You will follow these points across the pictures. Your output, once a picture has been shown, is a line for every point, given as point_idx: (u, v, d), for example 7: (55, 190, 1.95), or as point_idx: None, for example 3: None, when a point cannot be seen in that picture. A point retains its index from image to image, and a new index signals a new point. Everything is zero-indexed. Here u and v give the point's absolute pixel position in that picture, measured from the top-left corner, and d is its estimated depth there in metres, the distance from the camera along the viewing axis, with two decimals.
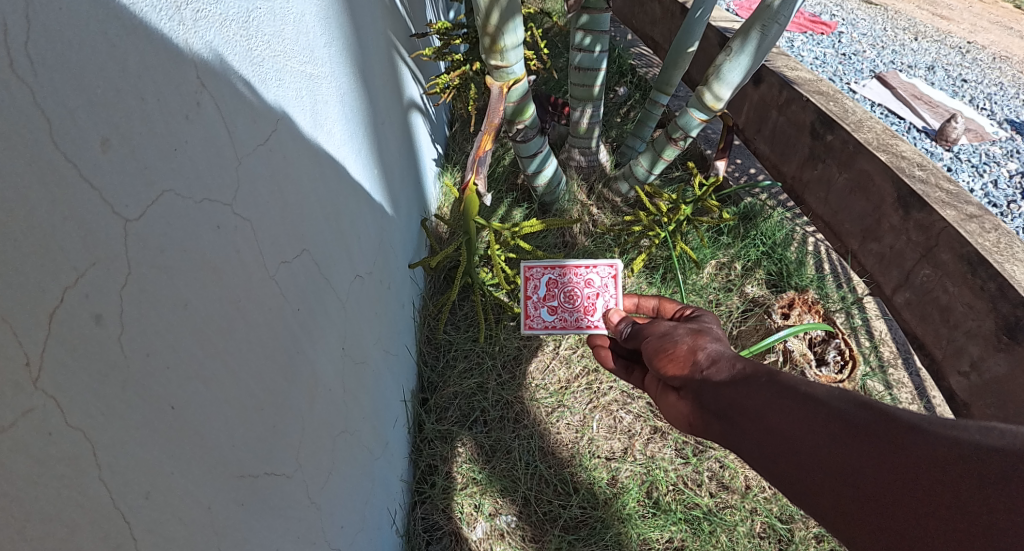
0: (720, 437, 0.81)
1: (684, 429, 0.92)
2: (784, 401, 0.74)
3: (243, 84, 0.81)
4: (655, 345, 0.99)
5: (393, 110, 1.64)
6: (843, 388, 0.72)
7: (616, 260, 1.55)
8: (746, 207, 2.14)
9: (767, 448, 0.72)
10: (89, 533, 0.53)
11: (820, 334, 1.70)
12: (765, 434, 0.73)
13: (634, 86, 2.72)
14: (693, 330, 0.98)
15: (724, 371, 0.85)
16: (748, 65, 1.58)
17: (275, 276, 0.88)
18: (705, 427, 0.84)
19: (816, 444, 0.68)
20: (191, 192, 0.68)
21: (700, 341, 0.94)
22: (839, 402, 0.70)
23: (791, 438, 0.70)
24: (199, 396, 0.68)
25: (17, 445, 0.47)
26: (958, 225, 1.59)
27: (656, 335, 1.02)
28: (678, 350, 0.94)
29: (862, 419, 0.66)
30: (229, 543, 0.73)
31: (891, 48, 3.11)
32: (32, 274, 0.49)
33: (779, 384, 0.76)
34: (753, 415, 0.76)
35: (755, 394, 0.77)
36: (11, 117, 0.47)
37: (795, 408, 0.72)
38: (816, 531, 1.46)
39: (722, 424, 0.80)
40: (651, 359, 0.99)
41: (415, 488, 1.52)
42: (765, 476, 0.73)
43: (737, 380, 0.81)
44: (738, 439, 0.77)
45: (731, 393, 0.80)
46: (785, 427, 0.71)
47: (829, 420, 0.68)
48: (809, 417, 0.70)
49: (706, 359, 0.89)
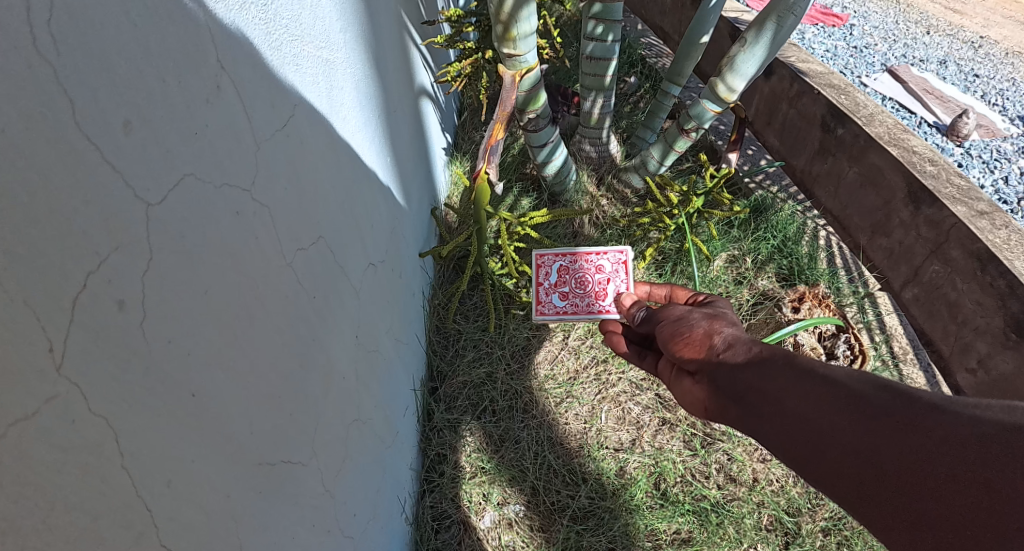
0: (736, 420, 0.81)
1: (700, 415, 0.92)
2: (801, 384, 0.73)
3: (260, 67, 0.80)
4: (670, 329, 0.99)
5: (405, 97, 1.63)
6: (862, 371, 0.71)
7: (626, 247, 1.57)
8: (757, 200, 2.10)
9: (785, 430, 0.72)
10: (112, 521, 0.53)
11: (831, 329, 1.69)
12: (782, 417, 0.73)
13: (644, 77, 2.69)
14: (710, 315, 0.98)
15: (740, 354, 0.84)
16: (763, 56, 1.55)
17: (292, 263, 0.88)
18: (721, 412, 0.84)
19: (834, 426, 0.67)
20: (211, 177, 0.68)
21: (716, 326, 0.93)
22: (859, 385, 0.69)
23: (809, 421, 0.70)
24: (218, 384, 0.69)
25: (41, 431, 0.47)
26: (969, 222, 1.57)
27: (671, 318, 1.02)
28: (694, 334, 0.94)
29: (884, 401, 0.66)
30: (246, 531, 0.74)
31: (903, 41, 3.07)
32: (56, 261, 0.48)
33: (799, 367, 0.76)
34: (770, 398, 0.75)
35: (772, 377, 0.77)
36: (36, 98, 0.47)
37: (813, 391, 0.72)
38: (823, 525, 1.46)
39: (738, 407, 0.80)
40: (667, 343, 0.99)
41: (424, 476, 1.53)
42: (781, 460, 0.73)
43: (753, 363, 0.81)
44: (755, 422, 0.77)
45: (747, 377, 0.80)
46: (803, 410, 0.71)
47: (848, 402, 0.68)
48: (828, 400, 0.69)
49: (722, 342, 0.89)
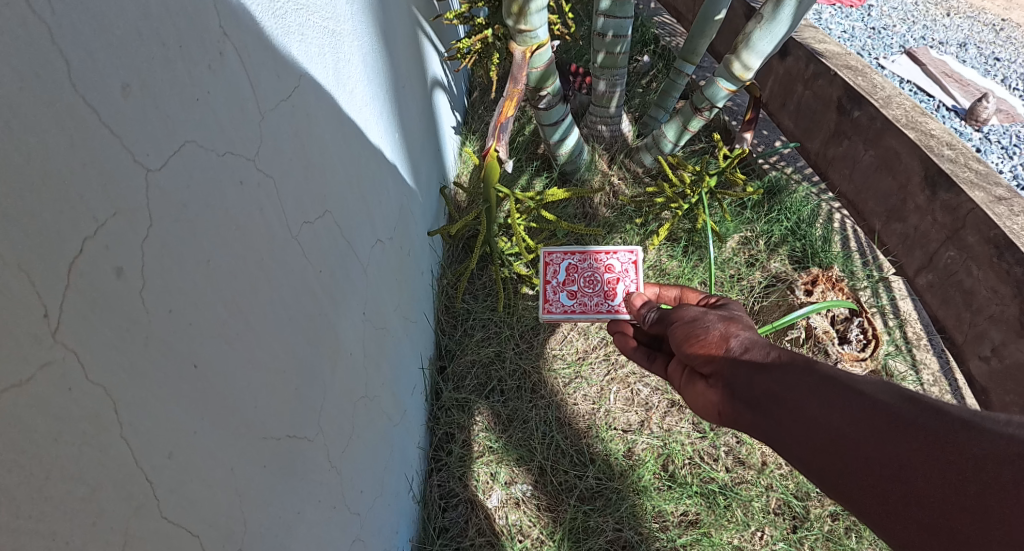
0: (750, 427, 0.79)
1: (713, 418, 0.90)
2: (823, 392, 0.71)
3: (264, 34, 0.78)
4: (685, 330, 0.96)
5: (414, 75, 1.60)
6: (886, 381, 0.69)
7: (636, 247, 1.55)
8: (771, 181, 2.06)
9: (803, 438, 0.70)
10: (111, 492, 0.52)
11: (844, 313, 1.64)
12: (801, 425, 0.71)
13: (657, 56, 2.62)
14: (726, 318, 0.95)
15: (758, 358, 0.82)
16: (781, 34, 1.50)
17: (299, 237, 0.87)
18: (738, 418, 0.81)
19: (858, 438, 0.65)
20: (214, 145, 0.67)
21: (733, 328, 0.91)
22: (884, 396, 0.67)
23: (829, 430, 0.68)
24: (220, 355, 0.68)
25: (38, 396, 0.46)
26: (986, 207, 1.53)
27: (684, 320, 0.99)
28: (710, 336, 0.92)
29: (911, 413, 0.63)
30: (252, 505, 0.73)
31: (922, 23, 2.97)
32: (52, 223, 0.47)
33: (818, 375, 0.74)
34: (789, 404, 0.73)
35: (793, 384, 0.75)
36: (29, 55, 0.45)
37: (835, 400, 0.69)
38: (832, 510, 1.44)
39: (754, 414, 0.78)
40: (680, 344, 0.96)
41: (432, 455, 1.53)
42: (799, 469, 0.71)
43: (770, 368, 0.79)
44: (771, 428, 0.75)
45: (766, 382, 0.78)
46: (825, 419, 0.69)
47: (873, 413, 0.66)
48: (852, 410, 0.67)
49: (739, 347, 0.87)
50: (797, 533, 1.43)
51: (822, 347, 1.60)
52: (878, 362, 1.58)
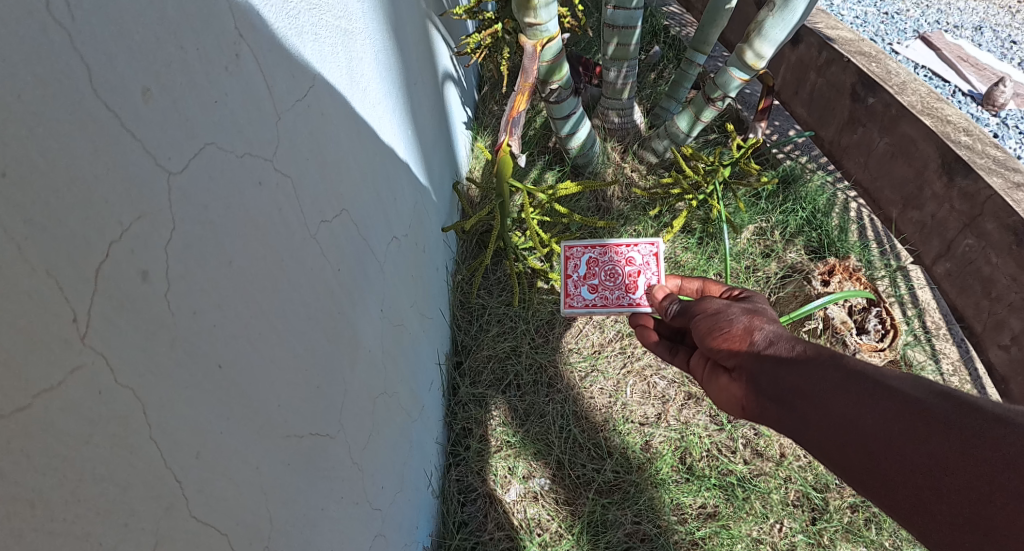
0: (776, 421, 0.79)
1: (739, 413, 0.89)
2: (851, 387, 0.71)
3: (278, 34, 0.78)
4: (708, 324, 0.95)
5: (426, 71, 1.60)
6: (917, 376, 0.68)
7: (658, 238, 1.51)
8: (786, 170, 2.02)
9: (832, 437, 0.70)
10: (141, 491, 0.53)
11: (861, 302, 1.62)
12: (828, 422, 0.71)
13: (667, 46, 2.59)
14: (749, 310, 0.94)
15: (783, 352, 0.81)
16: (794, 21, 1.47)
17: (316, 235, 0.87)
18: (763, 412, 0.81)
19: (887, 434, 0.65)
20: (233, 146, 0.67)
21: (756, 322, 0.90)
22: (916, 392, 0.66)
23: (858, 427, 0.68)
24: (244, 356, 0.68)
25: (71, 399, 0.46)
26: (1005, 193, 1.49)
27: (707, 313, 0.98)
28: (734, 329, 0.90)
29: (944, 409, 0.62)
30: (278, 501, 0.74)
31: (936, 6, 2.91)
32: (78, 229, 0.47)
33: (846, 369, 0.73)
34: (817, 401, 0.73)
35: (819, 378, 0.74)
36: (49, 63, 0.45)
37: (864, 397, 0.69)
38: (851, 502, 1.44)
39: (780, 410, 0.78)
40: (703, 339, 0.95)
41: (450, 450, 1.54)
42: (827, 465, 0.71)
43: (796, 361, 0.78)
44: (799, 425, 0.74)
45: (790, 376, 0.77)
46: (855, 417, 0.68)
47: (903, 409, 0.65)
48: (879, 406, 0.67)
49: (763, 340, 0.86)
50: (816, 524, 1.43)
51: (840, 337, 1.58)
52: (897, 352, 1.57)
